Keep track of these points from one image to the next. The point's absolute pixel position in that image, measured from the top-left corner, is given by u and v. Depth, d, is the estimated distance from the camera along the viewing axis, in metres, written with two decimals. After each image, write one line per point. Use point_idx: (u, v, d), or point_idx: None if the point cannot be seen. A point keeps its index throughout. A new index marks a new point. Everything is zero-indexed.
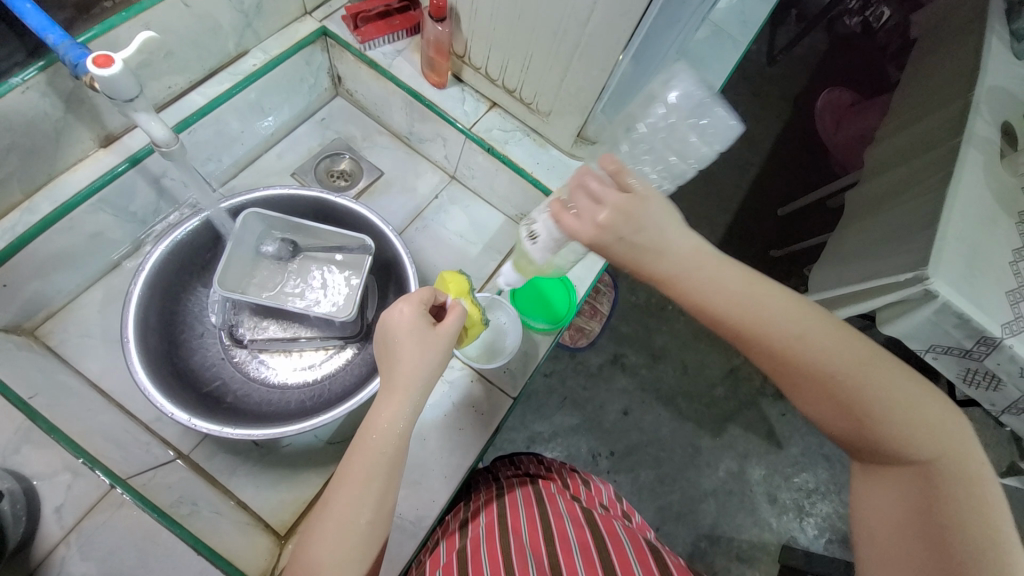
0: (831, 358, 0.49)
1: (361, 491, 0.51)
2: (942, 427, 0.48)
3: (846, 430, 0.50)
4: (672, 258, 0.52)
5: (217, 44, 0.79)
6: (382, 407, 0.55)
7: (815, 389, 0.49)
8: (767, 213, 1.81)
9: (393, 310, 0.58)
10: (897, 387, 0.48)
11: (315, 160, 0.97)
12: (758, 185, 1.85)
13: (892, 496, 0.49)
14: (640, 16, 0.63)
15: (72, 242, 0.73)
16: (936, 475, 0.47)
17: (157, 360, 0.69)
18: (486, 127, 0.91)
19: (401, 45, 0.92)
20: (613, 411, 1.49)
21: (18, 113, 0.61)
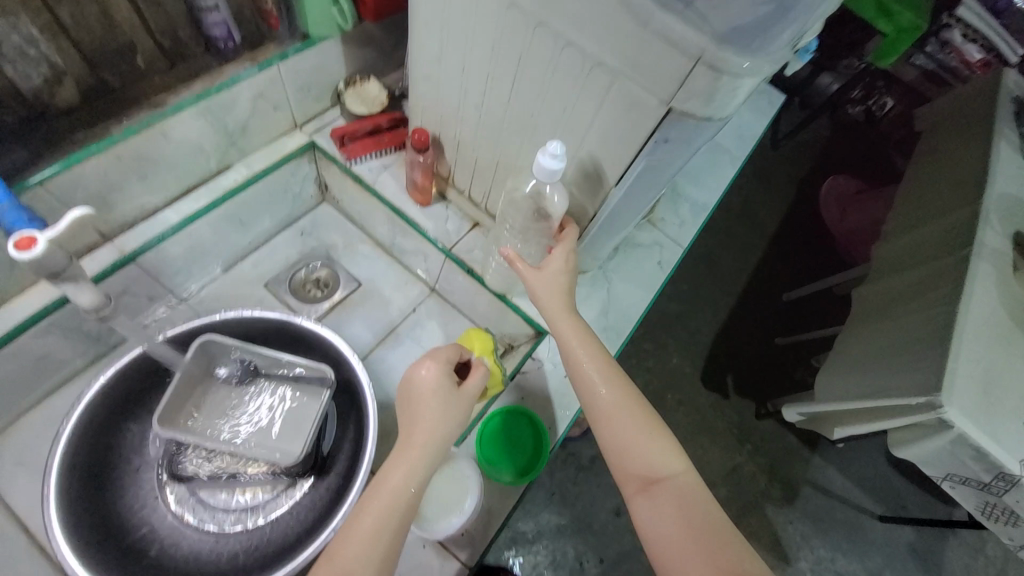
0: (608, 391, 0.62)
1: (370, 544, 0.50)
2: (675, 455, 0.59)
3: (624, 452, 0.59)
4: (555, 303, 0.68)
5: (198, 163, 0.79)
6: (399, 460, 0.56)
7: (606, 421, 0.61)
8: (773, 300, 1.74)
9: (420, 367, 0.62)
10: (649, 427, 0.60)
11: (290, 270, 0.95)
12: (764, 270, 1.79)
13: (664, 507, 0.55)
14: (615, 182, 0.61)
15: (15, 368, 0.69)
16: (676, 483, 0.57)
17: (80, 508, 0.64)
18: (467, 248, 0.88)
19: (387, 160, 0.92)
20: (604, 510, 1.37)
21: None
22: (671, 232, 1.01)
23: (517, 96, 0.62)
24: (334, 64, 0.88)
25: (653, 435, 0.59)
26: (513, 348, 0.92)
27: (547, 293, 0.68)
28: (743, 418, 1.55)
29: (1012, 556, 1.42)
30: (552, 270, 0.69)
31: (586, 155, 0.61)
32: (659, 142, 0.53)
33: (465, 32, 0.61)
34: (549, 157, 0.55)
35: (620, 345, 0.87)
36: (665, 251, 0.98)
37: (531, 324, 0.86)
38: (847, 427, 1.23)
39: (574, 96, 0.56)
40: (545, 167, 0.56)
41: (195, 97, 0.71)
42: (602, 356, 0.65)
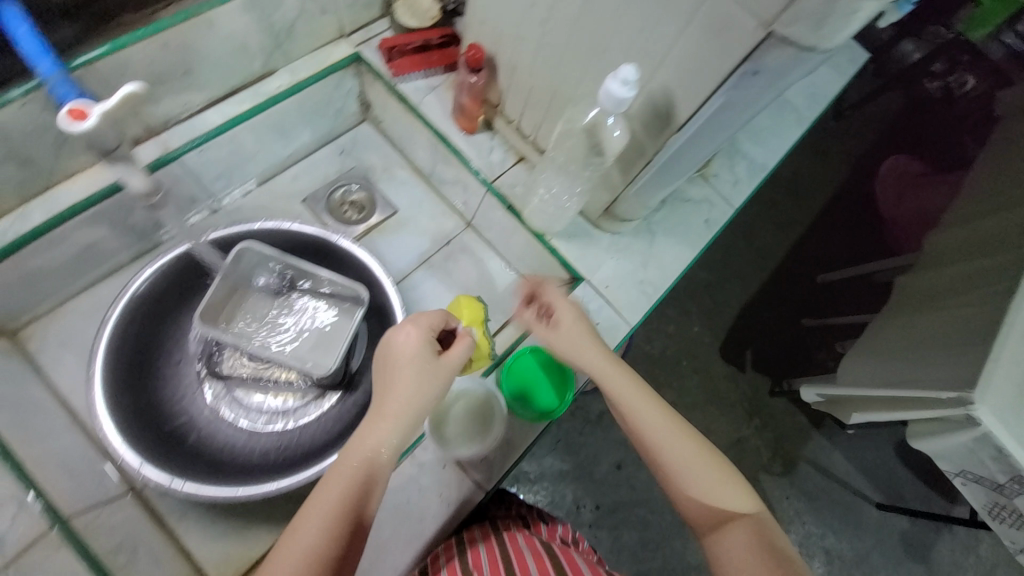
0: (669, 437, 0.64)
1: (338, 506, 0.54)
2: (736, 488, 0.62)
3: (692, 495, 0.62)
4: (596, 357, 0.68)
5: (242, 64, 0.76)
6: (371, 428, 0.59)
7: (673, 470, 0.63)
8: (806, 278, 1.66)
9: (401, 331, 0.62)
10: (707, 463, 0.63)
11: (328, 188, 0.93)
12: (802, 247, 1.69)
13: (736, 547, 0.59)
14: (682, 126, 0.57)
15: (63, 253, 0.71)
16: (746, 522, 0.61)
17: (127, 391, 0.68)
18: (509, 183, 0.85)
19: (435, 81, 0.87)
20: (606, 463, 1.41)
21: (17, 124, 0.59)
22: (723, 190, 0.95)
23: (591, 10, 0.56)
24: None
25: (711, 470, 0.63)
26: None
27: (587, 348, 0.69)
28: (756, 393, 1.54)
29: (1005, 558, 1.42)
30: (582, 327, 0.71)
31: (656, 87, 0.56)
32: (747, 74, 0.48)
33: None
34: (619, 83, 0.51)
35: (656, 302, 0.84)
36: (714, 210, 0.92)
37: (566, 268, 0.84)
38: (865, 412, 1.22)
39: (658, 12, 0.50)
40: (614, 95, 0.51)
41: None
42: (654, 403, 0.65)
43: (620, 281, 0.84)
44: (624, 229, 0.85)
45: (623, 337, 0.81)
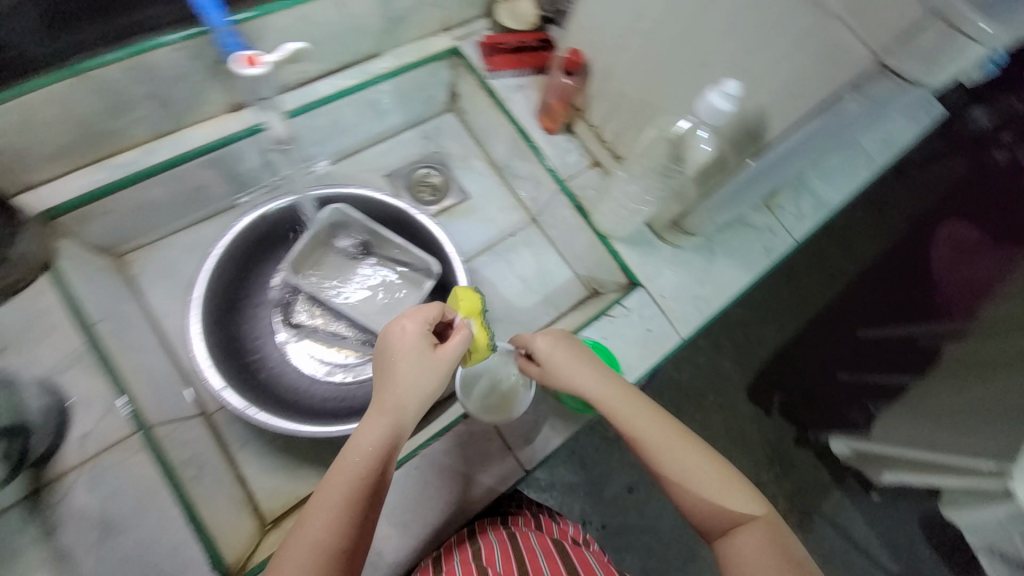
0: (668, 444, 0.59)
1: (336, 513, 0.51)
2: (746, 493, 0.56)
3: (700, 502, 0.56)
4: (578, 370, 0.64)
5: (357, 43, 0.83)
6: (370, 424, 0.55)
7: (674, 477, 0.57)
8: (847, 333, 1.45)
9: (397, 325, 0.60)
10: (711, 468, 0.57)
11: (409, 167, 0.99)
12: (847, 299, 1.48)
13: (752, 554, 0.53)
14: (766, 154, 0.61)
15: (175, 189, 0.78)
16: (758, 525, 0.54)
17: (217, 322, 0.74)
18: (582, 184, 0.88)
19: (525, 81, 0.92)
20: (617, 485, 1.35)
21: (169, 68, 0.66)
22: (787, 223, 0.95)
23: (702, 23, 0.59)
24: None
25: (716, 475, 0.57)
26: (597, 293, 0.94)
27: (569, 361, 0.65)
28: (779, 443, 1.38)
29: None
30: (562, 340, 0.67)
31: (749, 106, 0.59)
32: (853, 93, 0.52)
33: None
34: (721, 97, 0.54)
35: (708, 318, 0.85)
36: (775, 239, 0.93)
37: (625, 273, 0.87)
38: (899, 471, 1.22)
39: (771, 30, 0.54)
40: (713, 107, 0.54)
41: None
42: (647, 410, 0.61)
43: (675, 294, 0.85)
44: (685, 244, 0.87)
45: (673, 346, 0.83)
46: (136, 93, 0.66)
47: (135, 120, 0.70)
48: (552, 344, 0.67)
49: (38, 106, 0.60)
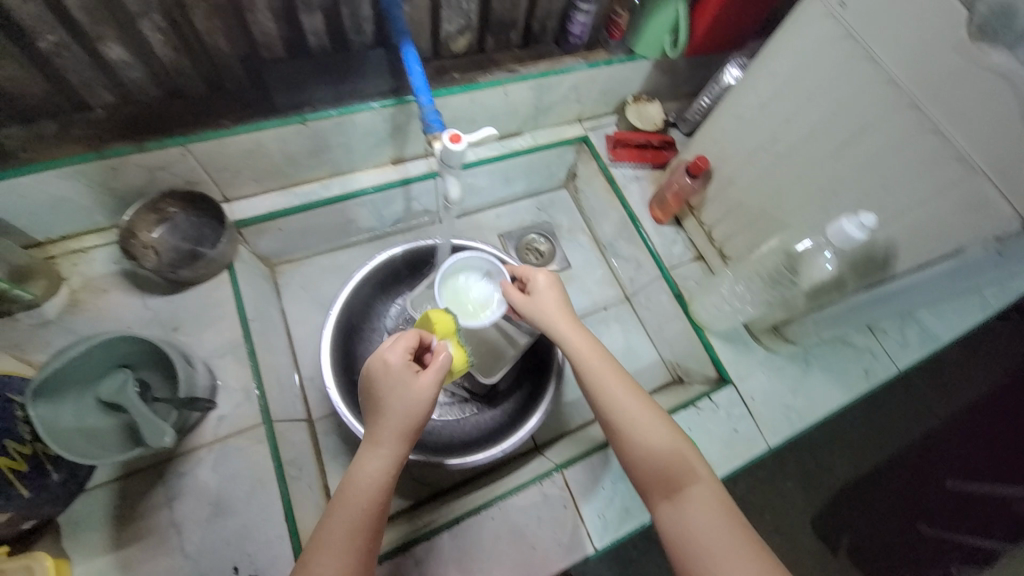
0: (628, 406, 0.65)
1: (344, 542, 0.55)
2: (687, 456, 0.62)
3: (648, 459, 0.62)
4: (554, 317, 0.73)
5: (507, 123, 0.96)
6: (367, 456, 0.59)
7: (622, 424, 0.64)
8: (930, 483, 1.27)
9: (379, 357, 0.63)
10: (657, 428, 0.63)
11: (522, 232, 1.09)
12: (931, 445, 1.31)
13: (691, 512, 0.58)
14: (885, 279, 0.66)
15: (333, 218, 0.91)
16: (699, 487, 0.60)
17: (339, 341, 0.82)
18: (683, 274, 0.93)
19: (641, 174, 1.02)
20: None
21: (364, 126, 0.80)
22: (890, 349, 0.92)
23: (833, 163, 0.65)
24: (636, 79, 0.99)
25: (660, 436, 0.63)
26: (682, 380, 0.96)
27: (545, 307, 0.73)
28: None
29: None
30: (544, 293, 0.75)
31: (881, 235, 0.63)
32: (990, 244, 0.54)
33: (809, 91, 0.65)
34: (856, 225, 0.58)
35: (799, 430, 0.83)
36: (876, 363, 0.90)
37: (716, 368, 0.87)
38: None
39: (906, 181, 0.58)
40: (847, 233, 0.58)
41: (539, 74, 0.87)
42: (610, 364, 0.68)
43: (766, 398, 0.85)
44: (782, 350, 0.88)
45: (759, 453, 0.81)
46: (334, 142, 0.81)
47: (325, 161, 0.84)
48: (546, 287, 0.75)
49: (266, 142, 0.75)
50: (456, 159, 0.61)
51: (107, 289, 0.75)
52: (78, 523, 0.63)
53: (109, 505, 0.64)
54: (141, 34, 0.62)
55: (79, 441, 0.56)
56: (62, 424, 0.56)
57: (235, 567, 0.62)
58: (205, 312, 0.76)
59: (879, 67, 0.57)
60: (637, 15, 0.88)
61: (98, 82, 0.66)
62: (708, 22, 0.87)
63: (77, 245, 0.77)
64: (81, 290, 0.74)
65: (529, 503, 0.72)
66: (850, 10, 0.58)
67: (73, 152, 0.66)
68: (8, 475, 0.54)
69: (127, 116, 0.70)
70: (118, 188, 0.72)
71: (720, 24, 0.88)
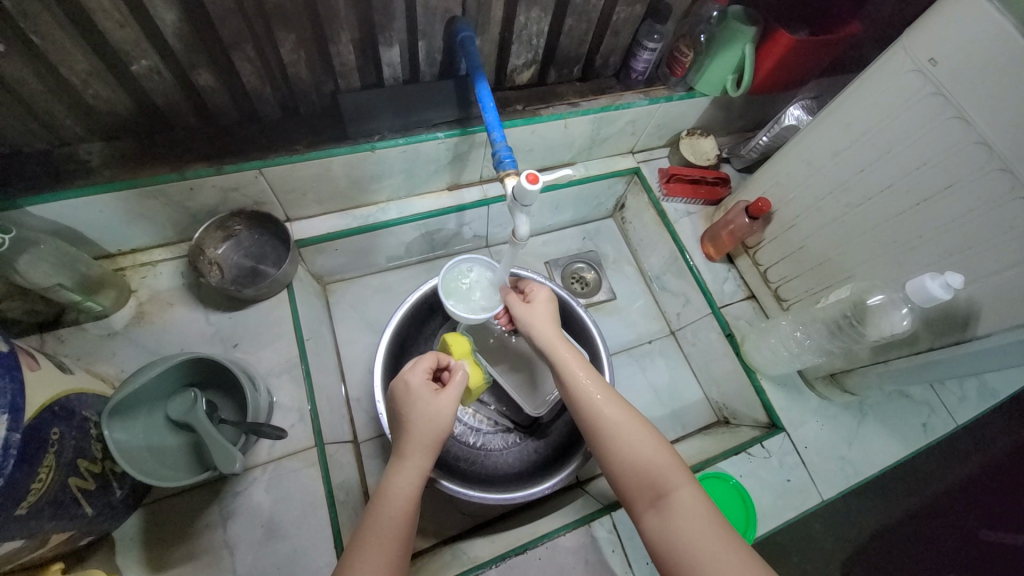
0: (608, 411, 0.61)
1: (379, 552, 0.53)
2: (674, 467, 0.57)
3: (631, 465, 0.57)
4: (545, 327, 0.71)
5: (562, 152, 0.96)
6: (394, 471, 0.59)
7: (604, 433, 0.60)
8: (965, 534, 1.21)
9: (402, 380, 0.64)
10: (641, 437, 0.59)
11: (568, 260, 1.09)
12: (967, 491, 1.24)
13: (678, 518, 0.53)
14: (956, 343, 0.65)
15: (387, 240, 0.92)
16: (686, 494, 0.54)
17: (389, 364, 0.82)
18: (735, 313, 0.92)
19: (693, 210, 1.02)
20: None
21: (427, 153, 0.82)
22: (948, 402, 0.89)
23: (914, 216, 0.64)
24: (692, 115, 0.99)
25: (645, 444, 0.58)
26: (729, 423, 0.93)
27: (537, 317, 0.71)
28: None
29: None
30: (539, 304, 0.73)
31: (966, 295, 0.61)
32: None
33: (888, 143, 0.64)
34: (940, 285, 0.56)
35: (854, 485, 0.80)
36: (935, 417, 0.86)
37: (767, 414, 0.85)
38: None
39: (995, 240, 0.57)
40: (930, 293, 0.57)
41: (600, 108, 0.88)
42: (594, 376, 0.65)
43: (821, 448, 0.82)
44: (837, 398, 0.85)
45: (813, 505, 0.78)
46: (397, 167, 0.82)
47: (385, 186, 0.86)
48: (542, 301, 0.74)
49: (333, 165, 0.77)
50: (529, 198, 0.61)
51: (172, 303, 0.77)
52: (136, 537, 0.64)
53: (167, 520, 0.65)
54: (231, 63, 0.65)
55: (146, 458, 0.57)
56: (131, 442, 0.57)
57: None
58: (265, 330, 0.77)
59: (972, 127, 0.55)
60: (701, 53, 0.89)
61: (183, 106, 0.68)
62: (773, 62, 0.86)
63: (145, 258, 0.79)
64: (147, 303, 0.76)
65: (578, 544, 0.70)
66: (940, 67, 0.57)
67: (154, 172, 0.68)
68: (77, 493, 0.54)
69: (208, 138, 0.72)
70: (191, 207, 0.74)
71: (785, 65, 0.88)
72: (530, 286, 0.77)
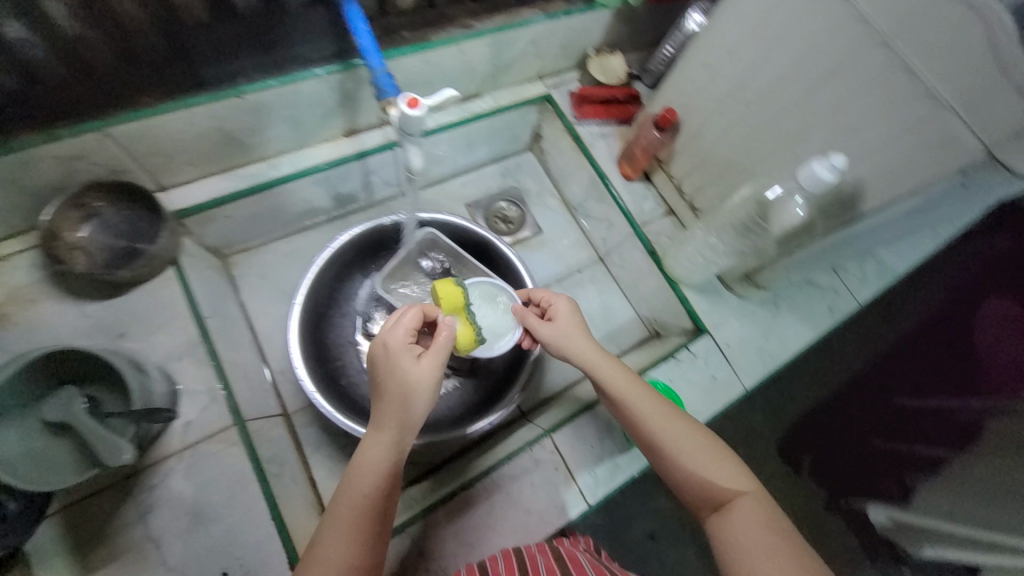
0: (664, 426, 0.61)
1: (349, 529, 0.52)
2: (737, 474, 0.58)
3: (695, 479, 0.58)
4: (580, 343, 0.68)
5: (465, 84, 0.89)
6: (368, 442, 0.56)
7: (662, 449, 0.60)
8: (884, 399, 1.36)
9: (380, 342, 0.59)
10: (700, 449, 0.59)
11: (489, 199, 1.05)
12: (882, 365, 1.37)
13: (742, 526, 0.54)
14: (850, 220, 0.68)
15: (286, 200, 0.84)
16: (748, 502, 0.56)
17: (308, 329, 0.78)
18: (655, 231, 0.93)
19: (607, 130, 0.99)
20: (641, 529, 1.25)
21: (307, 94, 0.73)
22: (851, 284, 0.95)
23: (803, 105, 0.65)
24: (596, 30, 0.94)
25: (705, 456, 0.59)
26: (659, 335, 0.97)
27: (570, 334, 0.68)
28: (810, 506, 1.29)
29: None
30: (565, 318, 0.70)
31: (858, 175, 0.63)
32: (954, 180, 0.56)
33: (777, 32, 0.64)
34: (826, 168, 0.58)
35: (772, 371, 0.86)
36: (839, 299, 0.93)
37: (692, 319, 0.88)
38: (946, 547, 1.14)
39: (875, 117, 0.58)
40: (817, 176, 0.59)
41: (495, 28, 0.81)
42: (643, 389, 0.64)
43: (740, 344, 0.87)
44: (752, 295, 0.90)
45: (737, 396, 0.83)
46: (276, 113, 0.74)
47: (266, 136, 0.77)
48: (569, 312, 0.70)
49: (198, 117, 0.68)
50: (415, 126, 0.56)
51: (36, 299, 0.67)
52: (42, 552, 0.58)
53: (76, 528, 0.60)
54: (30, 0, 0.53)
55: (27, 464, 0.51)
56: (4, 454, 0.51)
57: (224, 572, 0.60)
58: (155, 313, 0.70)
59: (850, 3, 0.56)
60: None
61: None
62: None
63: None
64: (4, 303, 0.66)
65: (521, 471, 0.71)
66: None
67: None
68: None
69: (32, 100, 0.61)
70: (29, 184, 0.63)
71: None
72: (551, 296, 0.73)
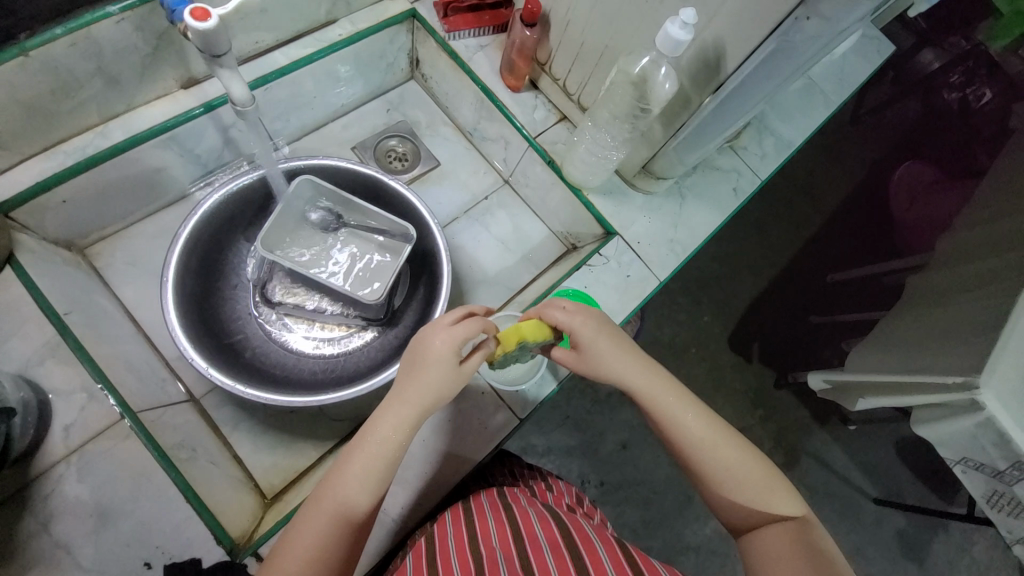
0: (706, 448, 0.58)
1: (354, 483, 0.52)
2: (779, 495, 0.56)
3: (733, 499, 0.57)
4: (616, 367, 0.61)
5: (309, 9, 0.79)
6: (387, 411, 0.55)
7: (700, 468, 0.58)
8: (815, 276, 1.44)
9: (432, 334, 0.57)
10: (741, 469, 0.57)
11: (376, 139, 0.99)
12: (811, 247, 1.46)
13: (777, 550, 0.53)
14: (722, 81, 0.64)
15: (135, 173, 0.76)
16: (790, 526, 0.54)
17: (189, 306, 0.73)
18: (550, 139, 0.89)
19: (484, 41, 0.92)
20: (611, 440, 1.30)
21: (110, 41, 0.63)
22: (751, 162, 0.96)
23: None
24: None
25: (749, 478, 0.57)
26: (575, 248, 0.95)
27: (602, 358, 0.61)
28: (757, 385, 1.37)
29: (1000, 551, 1.34)
30: (595, 342, 0.61)
31: (724, 29, 0.60)
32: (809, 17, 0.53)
33: None
34: (678, 25, 0.55)
35: (683, 260, 0.87)
36: (742, 179, 0.94)
37: (600, 224, 0.87)
38: (874, 398, 1.03)
39: None
40: (673, 38, 0.56)
41: None
42: (688, 411, 0.59)
43: (650, 239, 0.86)
44: (657, 189, 0.88)
45: (652, 289, 0.84)
46: (78, 70, 0.63)
47: (79, 101, 0.67)
48: (597, 332, 0.61)
49: None
50: (219, 46, 0.54)
51: None
52: None
53: None
54: None
55: None
56: None
57: (146, 563, 0.58)
58: None
59: None
60: None
61: None
62: None
63: None
64: None
65: None
66: None
67: None
68: None
69: None
70: None
71: None
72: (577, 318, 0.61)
